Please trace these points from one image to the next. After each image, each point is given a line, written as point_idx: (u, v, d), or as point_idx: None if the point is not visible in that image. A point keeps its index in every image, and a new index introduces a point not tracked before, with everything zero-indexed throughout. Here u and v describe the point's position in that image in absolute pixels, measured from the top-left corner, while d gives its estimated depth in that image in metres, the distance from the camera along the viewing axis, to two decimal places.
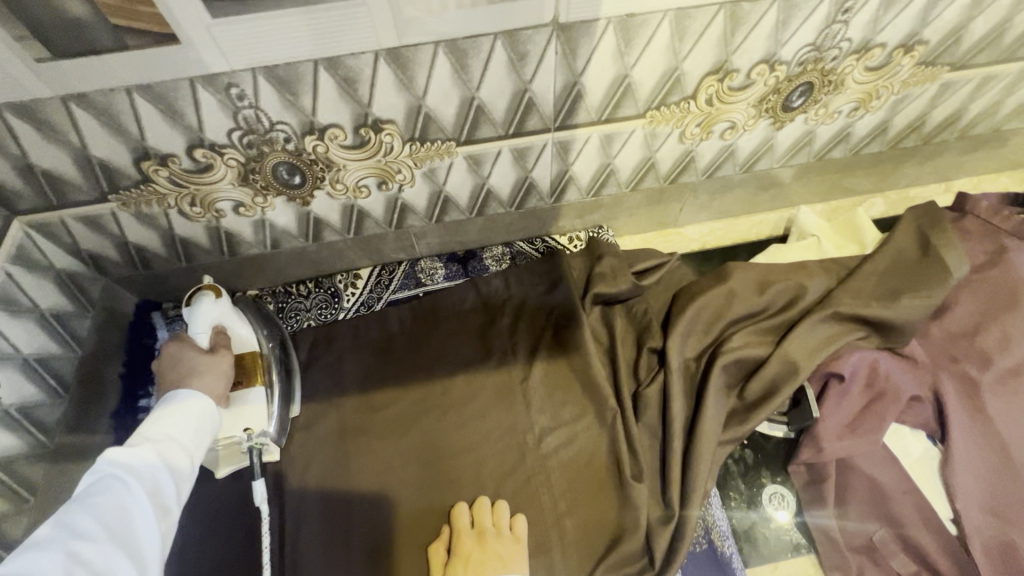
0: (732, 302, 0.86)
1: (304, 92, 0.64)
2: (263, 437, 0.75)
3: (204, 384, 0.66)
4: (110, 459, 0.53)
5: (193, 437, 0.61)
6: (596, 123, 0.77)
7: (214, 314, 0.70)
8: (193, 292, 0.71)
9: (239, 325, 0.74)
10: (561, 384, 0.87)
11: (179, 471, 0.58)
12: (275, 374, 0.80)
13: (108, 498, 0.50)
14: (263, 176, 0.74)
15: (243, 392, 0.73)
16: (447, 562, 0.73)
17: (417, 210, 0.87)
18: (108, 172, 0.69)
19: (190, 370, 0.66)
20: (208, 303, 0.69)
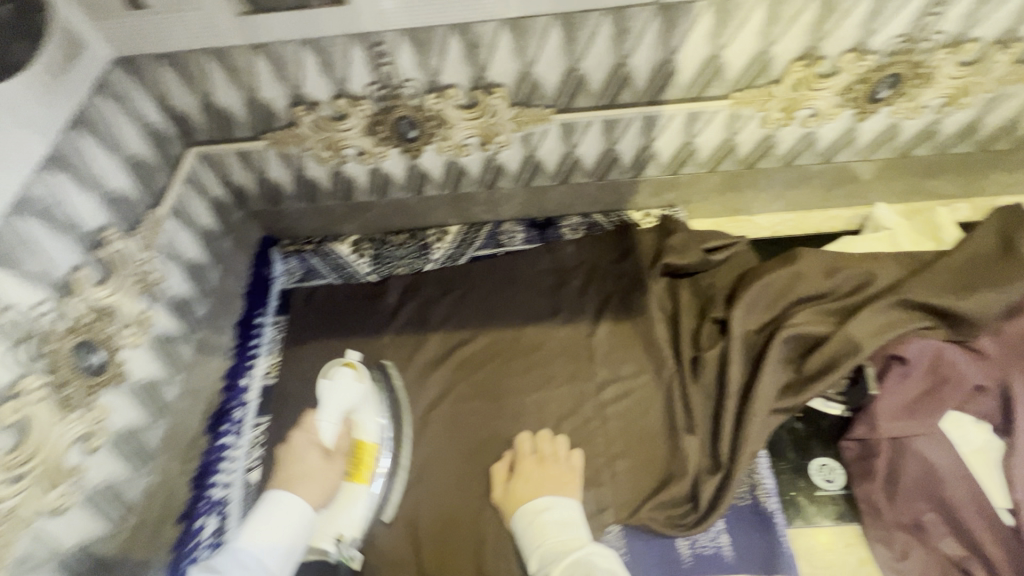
0: (798, 283, 0.90)
1: (434, 53, 0.75)
2: (351, 550, 0.76)
3: (307, 489, 0.70)
4: None
5: (281, 560, 0.63)
6: (683, 101, 0.83)
7: (339, 407, 0.75)
8: (334, 367, 0.78)
9: (365, 421, 0.80)
10: (623, 342, 0.94)
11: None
12: (384, 472, 0.81)
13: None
14: (386, 128, 0.86)
15: (346, 488, 0.77)
16: (507, 482, 0.81)
17: (509, 172, 0.97)
18: (267, 113, 0.83)
19: (297, 474, 0.71)
20: (340, 387, 0.75)
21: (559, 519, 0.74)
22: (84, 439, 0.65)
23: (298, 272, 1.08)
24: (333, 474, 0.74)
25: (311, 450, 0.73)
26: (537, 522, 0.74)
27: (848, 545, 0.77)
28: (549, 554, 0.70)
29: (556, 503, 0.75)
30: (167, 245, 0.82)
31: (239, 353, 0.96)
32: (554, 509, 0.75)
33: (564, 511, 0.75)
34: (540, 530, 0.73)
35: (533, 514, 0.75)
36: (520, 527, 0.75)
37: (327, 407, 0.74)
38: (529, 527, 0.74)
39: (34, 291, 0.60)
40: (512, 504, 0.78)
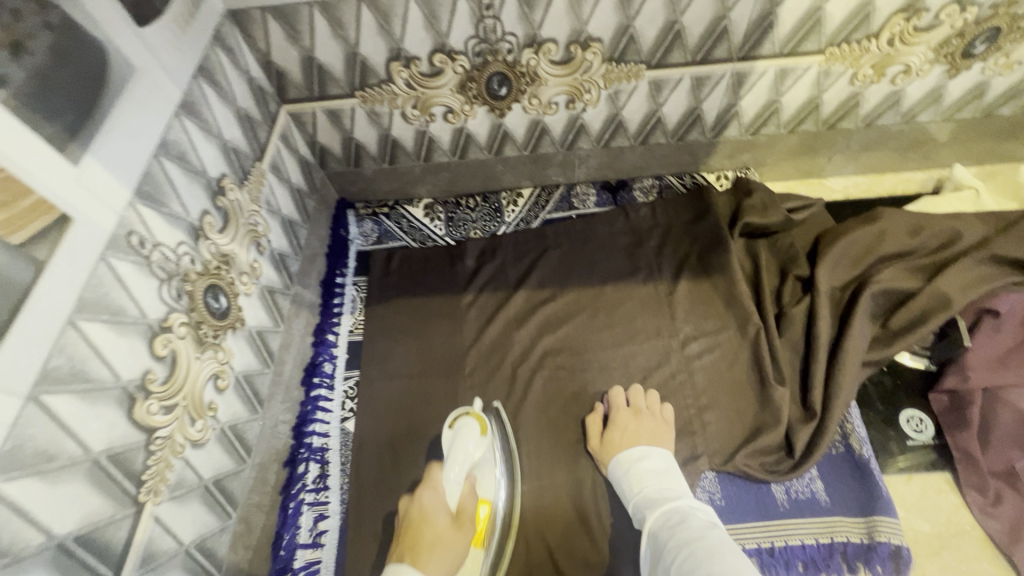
0: (883, 240, 0.90)
1: (539, 6, 0.76)
2: None
3: (434, 557, 0.67)
4: None
5: None
6: (777, 56, 0.84)
7: (464, 458, 0.76)
8: (459, 420, 0.82)
9: (488, 479, 0.79)
10: (704, 300, 0.95)
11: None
12: (501, 536, 0.77)
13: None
14: (477, 85, 0.87)
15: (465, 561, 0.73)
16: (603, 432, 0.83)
17: (590, 133, 0.98)
18: (363, 70, 0.85)
19: (431, 539, 0.68)
20: (464, 435, 0.78)
21: (655, 469, 0.76)
22: (216, 377, 0.68)
23: (372, 235, 1.10)
24: (460, 543, 0.70)
25: (438, 509, 0.72)
26: (633, 469, 0.76)
27: (940, 492, 0.79)
28: (645, 500, 0.73)
29: (651, 452, 0.78)
30: (269, 199, 0.84)
31: (324, 311, 0.99)
32: (648, 458, 0.77)
33: (660, 461, 0.77)
34: (636, 477, 0.75)
35: (628, 462, 0.77)
36: (617, 475, 0.78)
37: (454, 458, 0.76)
38: (624, 474, 0.77)
39: (176, 232, 0.62)
40: (609, 452, 0.81)
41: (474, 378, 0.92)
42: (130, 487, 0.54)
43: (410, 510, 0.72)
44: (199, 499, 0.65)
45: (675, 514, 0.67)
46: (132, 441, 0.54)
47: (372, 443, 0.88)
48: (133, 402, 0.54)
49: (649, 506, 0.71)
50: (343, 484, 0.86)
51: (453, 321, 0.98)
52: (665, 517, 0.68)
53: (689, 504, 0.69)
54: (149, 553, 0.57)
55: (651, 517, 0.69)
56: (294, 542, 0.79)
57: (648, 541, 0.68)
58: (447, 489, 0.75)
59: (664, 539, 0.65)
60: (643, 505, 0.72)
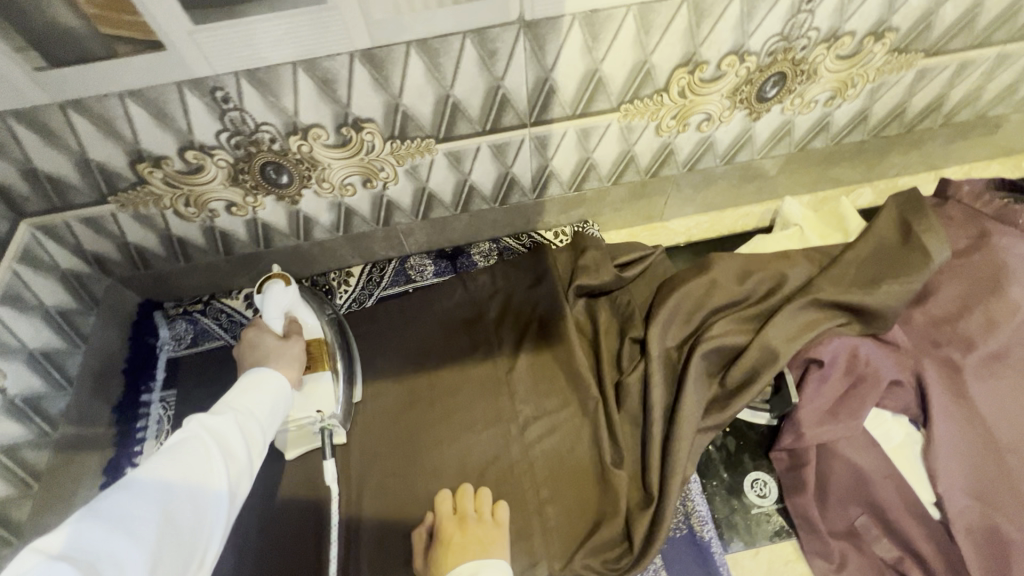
0: (714, 291, 0.87)
1: (285, 94, 0.67)
2: (334, 419, 0.80)
3: (278, 366, 0.70)
4: (196, 418, 0.54)
5: (267, 412, 0.62)
6: (572, 118, 0.79)
7: (282, 307, 0.74)
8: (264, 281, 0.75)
9: (306, 313, 0.79)
10: (546, 375, 0.89)
11: (257, 438, 0.59)
12: (341, 357, 0.84)
13: (196, 452, 0.51)
14: (252, 176, 0.77)
15: (311, 378, 0.78)
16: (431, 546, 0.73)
17: (403, 208, 0.90)
18: (106, 175, 0.73)
19: (265, 354, 0.70)
20: (274, 292, 0.73)
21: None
22: None
23: (186, 337, 0.97)
24: (295, 355, 0.73)
25: (268, 338, 0.72)
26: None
27: (788, 562, 0.74)
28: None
29: (483, 565, 0.69)
30: None
31: (122, 441, 0.86)
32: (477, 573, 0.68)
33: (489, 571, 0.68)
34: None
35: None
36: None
37: (269, 306, 0.73)
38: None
39: None
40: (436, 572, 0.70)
41: (291, 503, 0.81)
42: None
43: (241, 345, 0.72)
44: None
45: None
46: None
47: None
48: None
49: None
50: None
51: None
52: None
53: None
54: None
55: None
56: None
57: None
58: (270, 326, 0.73)
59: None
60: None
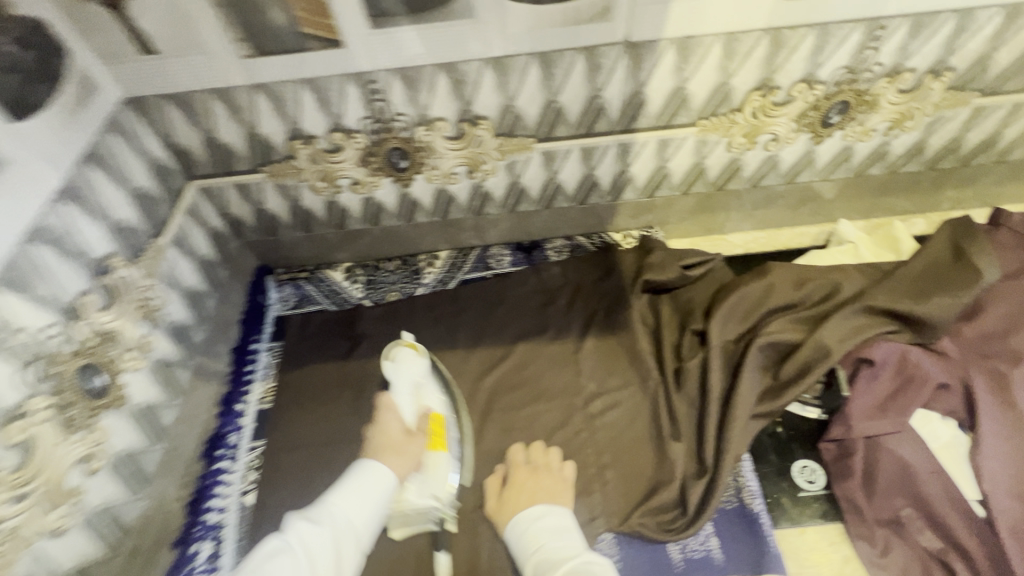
0: (771, 294, 0.95)
1: (423, 90, 0.81)
2: (449, 508, 0.82)
3: (396, 463, 0.75)
4: (291, 530, 0.62)
5: (361, 523, 0.67)
6: (655, 128, 0.91)
7: (407, 380, 0.84)
8: (401, 361, 0.86)
9: (431, 394, 0.86)
10: (610, 356, 0.98)
11: (345, 537, 0.65)
12: (457, 438, 0.86)
13: (285, 566, 0.58)
14: (378, 159, 0.92)
15: (430, 458, 0.82)
16: (505, 488, 0.83)
17: (495, 199, 1.02)
18: (266, 148, 0.89)
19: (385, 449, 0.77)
20: (405, 365, 0.85)
21: (551, 522, 0.75)
22: (85, 460, 0.66)
23: (292, 299, 1.11)
24: (415, 449, 0.79)
25: (395, 425, 0.79)
26: (529, 529, 0.75)
27: (833, 543, 0.80)
28: (543, 562, 0.70)
29: (550, 510, 0.77)
30: (167, 272, 0.85)
31: (235, 379, 0.99)
32: (547, 513, 0.76)
33: (557, 512, 0.77)
34: (531, 536, 0.74)
35: (525, 522, 0.76)
36: (515, 537, 0.76)
37: (399, 383, 0.83)
38: (522, 532, 0.75)
39: (43, 314, 0.62)
40: (509, 506, 0.80)
41: None
42: None
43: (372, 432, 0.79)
44: None
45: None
46: None
47: (270, 520, 0.85)
48: None
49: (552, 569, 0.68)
50: (238, 561, 0.82)
51: (363, 386, 0.98)
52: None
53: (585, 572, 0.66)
54: None
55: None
56: None
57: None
58: (399, 409, 0.81)
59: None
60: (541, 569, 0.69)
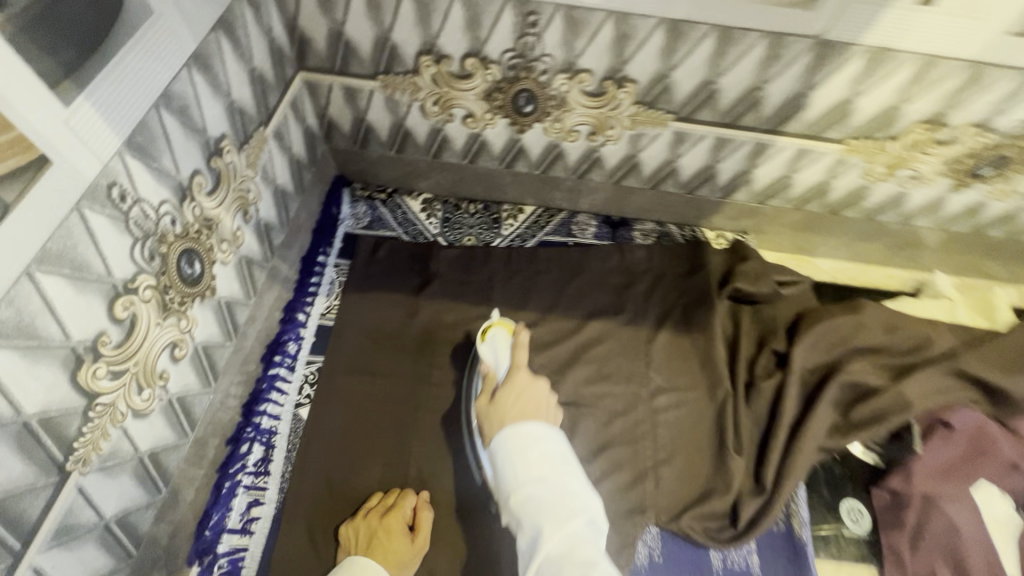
0: (861, 332, 0.92)
1: (583, 35, 0.74)
2: None
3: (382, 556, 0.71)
4: None
5: None
6: (801, 136, 0.85)
7: (506, 357, 0.82)
8: (487, 331, 0.85)
9: None
10: (682, 355, 0.95)
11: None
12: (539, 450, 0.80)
13: None
14: (504, 97, 0.85)
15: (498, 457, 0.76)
16: (488, 404, 0.74)
17: (604, 167, 0.97)
18: (391, 56, 0.81)
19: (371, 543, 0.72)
20: (501, 344, 0.83)
21: (548, 454, 0.67)
22: (173, 346, 0.63)
23: (365, 219, 1.06)
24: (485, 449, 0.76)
25: (402, 524, 0.74)
26: (522, 453, 0.67)
27: None
28: (536, 506, 0.62)
29: (544, 436, 0.68)
30: (265, 166, 0.80)
31: (299, 288, 0.96)
32: (544, 440, 0.68)
33: (555, 447, 0.68)
34: (524, 464, 0.66)
35: (518, 441, 0.68)
36: (502, 460, 0.68)
37: (497, 361, 0.81)
38: (514, 455, 0.67)
39: (160, 188, 0.57)
40: (495, 423, 0.72)
41: (436, 392, 0.90)
42: (58, 456, 0.49)
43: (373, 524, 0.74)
44: (130, 473, 0.59)
45: (574, 558, 0.58)
46: (69, 406, 0.49)
47: (320, 438, 0.84)
48: (80, 364, 0.50)
49: (549, 527, 0.60)
50: (286, 471, 0.82)
51: (429, 327, 0.96)
52: (562, 556, 0.58)
53: (584, 541, 0.60)
54: (63, 527, 0.51)
55: (545, 542, 0.59)
56: (222, 524, 0.76)
57: (530, 560, 0.60)
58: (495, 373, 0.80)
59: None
60: (525, 510, 0.63)
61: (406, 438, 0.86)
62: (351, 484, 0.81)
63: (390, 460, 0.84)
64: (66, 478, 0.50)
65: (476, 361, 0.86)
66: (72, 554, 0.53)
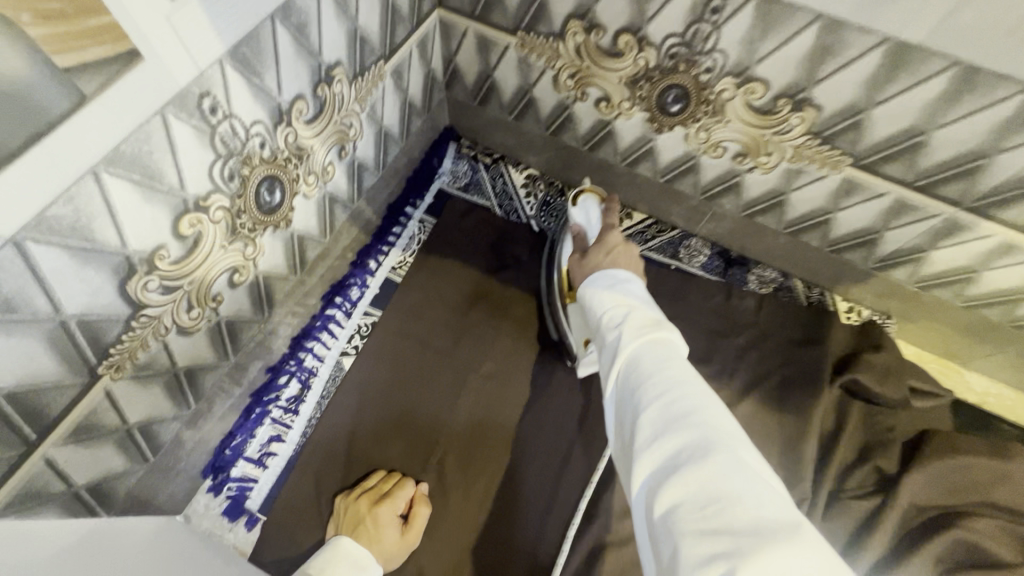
0: (1002, 486, 0.73)
1: (773, 37, 0.59)
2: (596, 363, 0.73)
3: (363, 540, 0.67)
4: None
5: None
6: (1017, 229, 0.65)
7: (597, 217, 0.78)
8: (577, 194, 0.83)
9: None
10: (761, 435, 0.81)
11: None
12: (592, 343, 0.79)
13: None
14: (650, 89, 0.72)
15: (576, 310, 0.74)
16: (580, 259, 0.68)
17: (741, 195, 0.82)
18: (538, 13, 0.71)
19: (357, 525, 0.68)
20: (591, 207, 0.80)
21: (638, 286, 0.58)
22: (233, 271, 0.61)
23: (462, 180, 0.99)
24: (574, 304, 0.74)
25: (392, 517, 0.69)
26: (609, 285, 0.58)
27: None
28: (619, 315, 0.53)
29: (633, 280, 0.59)
30: (375, 103, 0.74)
31: (377, 234, 0.91)
32: (633, 281, 0.59)
33: (644, 287, 0.59)
34: (613, 290, 0.57)
35: (606, 277, 0.59)
36: (588, 288, 0.60)
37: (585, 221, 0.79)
38: (602, 282, 0.59)
39: (255, 107, 0.53)
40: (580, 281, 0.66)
41: (481, 385, 0.83)
42: (92, 358, 0.48)
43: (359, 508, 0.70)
44: (162, 385, 0.59)
45: (662, 356, 0.47)
46: (112, 313, 0.48)
47: (356, 394, 0.81)
48: (131, 274, 0.47)
49: (630, 325, 0.51)
50: (313, 416, 0.80)
51: (493, 314, 0.89)
52: (646, 347, 0.49)
53: (672, 341, 0.49)
54: (85, 425, 0.51)
55: (627, 339, 0.50)
56: (241, 448, 0.76)
57: (610, 355, 0.51)
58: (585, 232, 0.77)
59: (644, 372, 0.46)
60: (612, 327, 0.53)
61: (436, 421, 0.80)
62: (372, 450, 0.78)
63: (414, 440, 0.79)
64: (95, 381, 0.49)
65: (563, 229, 0.84)
66: (86, 451, 0.52)
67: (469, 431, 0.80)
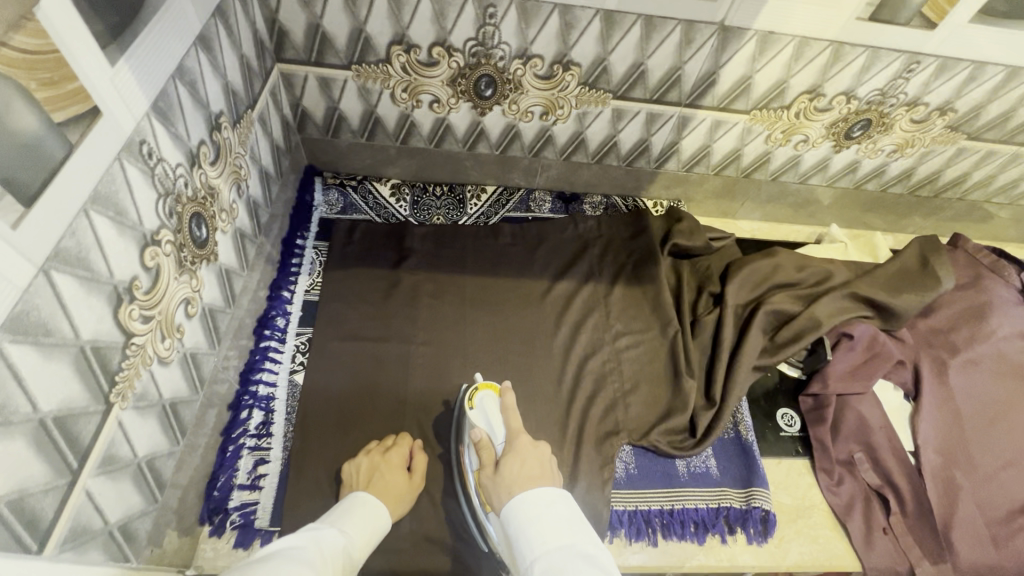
0: (778, 271, 1.09)
1: (535, 25, 0.88)
2: None
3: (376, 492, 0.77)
4: None
5: None
6: (715, 108, 1.02)
7: (499, 421, 0.82)
8: (471, 394, 0.86)
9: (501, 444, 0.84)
10: (635, 304, 1.08)
11: (351, 567, 0.64)
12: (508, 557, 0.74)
13: None
14: (466, 83, 0.97)
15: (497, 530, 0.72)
16: (493, 473, 0.72)
17: (556, 144, 1.10)
18: (365, 47, 0.91)
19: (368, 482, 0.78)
20: (490, 407, 0.84)
21: (566, 520, 0.62)
22: (187, 302, 0.68)
23: (337, 204, 1.12)
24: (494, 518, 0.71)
25: (395, 468, 0.81)
26: (536, 520, 0.62)
27: (799, 474, 1.00)
28: (554, 570, 0.56)
29: (557, 500, 0.65)
30: (253, 147, 0.86)
31: (281, 268, 1.01)
32: (554, 506, 0.64)
33: (567, 511, 0.63)
34: (539, 531, 0.61)
35: (531, 508, 0.63)
36: (513, 524, 0.63)
37: (490, 425, 0.82)
38: (529, 521, 0.62)
39: (176, 151, 0.63)
40: (502, 491, 0.69)
41: (423, 352, 0.97)
42: (104, 385, 0.54)
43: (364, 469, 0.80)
44: (156, 418, 0.64)
45: None
46: (113, 340, 0.54)
47: (318, 398, 0.89)
48: (120, 302, 0.55)
49: None
50: (287, 432, 0.87)
51: (409, 296, 1.03)
52: None
53: None
54: (107, 457, 0.55)
55: None
56: (229, 483, 0.81)
57: None
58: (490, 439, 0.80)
59: None
60: None
61: (397, 391, 0.93)
62: (354, 434, 0.88)
63: (385, 413, 0.90)
64: (110, 410, 0.55)
65: (464, 425, 0.86)
66: (113, 484, 0.57)
67: (428, 388, 0.94)
